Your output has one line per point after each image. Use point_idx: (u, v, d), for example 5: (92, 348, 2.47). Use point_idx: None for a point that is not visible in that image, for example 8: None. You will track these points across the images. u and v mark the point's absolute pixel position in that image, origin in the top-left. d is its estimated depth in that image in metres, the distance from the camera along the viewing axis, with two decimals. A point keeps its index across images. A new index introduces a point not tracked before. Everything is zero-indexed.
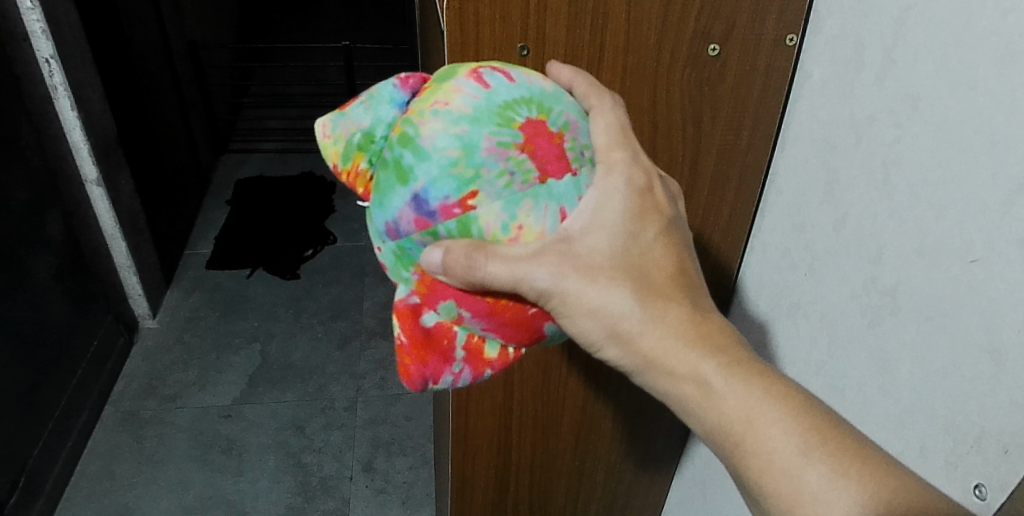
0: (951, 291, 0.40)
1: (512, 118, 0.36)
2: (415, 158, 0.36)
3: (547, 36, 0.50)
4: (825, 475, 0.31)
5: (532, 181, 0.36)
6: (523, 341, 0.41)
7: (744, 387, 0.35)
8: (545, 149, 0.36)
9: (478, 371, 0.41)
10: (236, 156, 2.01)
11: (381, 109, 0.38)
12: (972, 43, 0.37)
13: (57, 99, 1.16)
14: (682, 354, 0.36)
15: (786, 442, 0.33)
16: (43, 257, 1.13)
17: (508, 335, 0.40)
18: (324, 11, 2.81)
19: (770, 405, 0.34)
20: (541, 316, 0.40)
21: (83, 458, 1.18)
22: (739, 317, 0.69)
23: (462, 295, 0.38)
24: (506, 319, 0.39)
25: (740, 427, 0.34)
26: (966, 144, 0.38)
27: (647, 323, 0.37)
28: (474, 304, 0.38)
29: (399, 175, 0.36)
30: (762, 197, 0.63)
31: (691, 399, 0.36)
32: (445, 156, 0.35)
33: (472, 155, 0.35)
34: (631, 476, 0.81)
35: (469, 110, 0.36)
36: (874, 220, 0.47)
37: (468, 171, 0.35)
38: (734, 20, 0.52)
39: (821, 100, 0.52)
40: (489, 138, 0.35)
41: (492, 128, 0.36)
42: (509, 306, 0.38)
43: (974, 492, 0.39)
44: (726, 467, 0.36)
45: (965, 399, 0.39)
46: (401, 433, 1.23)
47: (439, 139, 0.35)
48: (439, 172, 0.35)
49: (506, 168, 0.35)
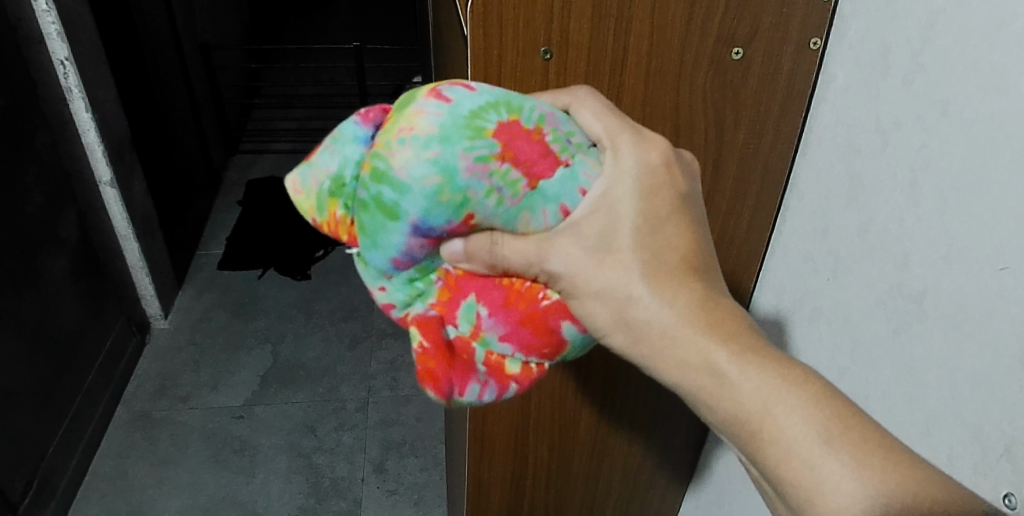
0: (982, 299, 0.39)
1: (483, 127, 0.34)
2: (396, 194, 0.34)
3: (570, 39, 0.50)
4: (841, 466, 0.30)
5: (522, 191, 0.36)
6: (546, 351, 0.40)
7: (758, 373, 0.33)
8: (526, 151, 0.36)
9: (502, 386, 0.41)
10: (247, 156, 2.02)
11: (346, 150, 0.36)
12: (1004, 48, 0.36)
13: (72, 101, 1.17)
14: (696, 343, 0.35)
15: (806, 430, 0.31)
16: (56, 257, 1.14)
17: (527, 346, 0.40)
18: (334, 12, 2.82)
19: (787, 393, 0.33)
20: (558, 311, 0.39)
21: (96, 457, 1.18)
22: (759, 318, 0.68)
23: (482, 287, 0.39)
24: (523, 314, 0.39)
25: (758, 417, 0.33)
26: (998, 148, 0.37)
27: (658, 311, 0.36)
28: (491, 293, 0.39)
29: (385, 213, 0.34)
30: (783, 200, 0.62)
31: (705, 390, 0.35)
32: (427, 185, 0.33)
33: (455, 180, 0.33)
34: (648, 478, 0.80)
35: (435, 130, 0.33)
36: (900, 226, 0.46)
37: (454, 193, 0.34)
38: (758, 24, 0.52)
39: (845, 103, 0.52)
40: (467, 157, 0.34)
41: (466, 144, 0.34)
42: (523, 292, 0.39)
43: (1004, 502, 0.38)
44: (744, 459, 0.35)
45: (994, 406, 0.39)
46: (412, 434, 1.23)
47: (415, 168, 0.33)
48: (427, 202, 0.34)
49: (493, 185, 0.35)
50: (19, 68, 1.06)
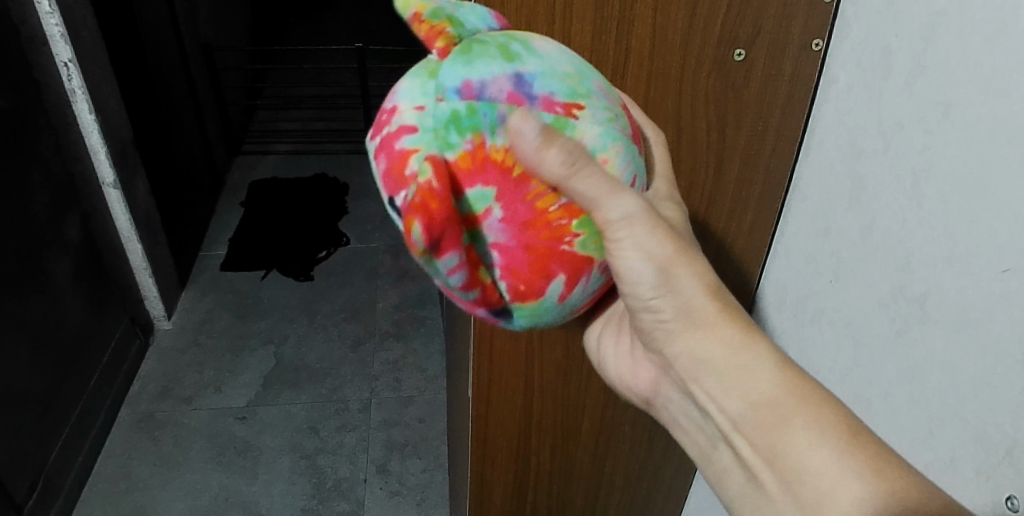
0: (984, 301, 0.39)
1: (608, 83, 0.36)
2: (526, 51, 0.32)
3: (571, 42, 0.50)
4: (866, 459, 0.32)
5: (627, 133, 0.34)
6: (519, 289, 0.32)
7: (793, 370, 0.36)
8: (630, 120, 0.36)
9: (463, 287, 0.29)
10: (250, 157, 2.03)
11: (471, 11, 0.34)
12: (1006, 50, 0.36)
13: (75, 103, 1.17)
14: (744, 327, 0.37)
15: (833, 424, 0.34)
16: (60, 258, 1.14)
17: (518, 269, 0.32)
18: (336, 13, 2.83)
19: (817, 392, 0.35)
20: (564, 259, 0.33)
21: (100, 458, 1.19)
22: (763, 318, 0.68)
23: (513, 190, 0.30)
24: (536, 243, 0.31)
25: (787, 409, 0.35)
26: (1000, 151, 0.37)
27: (710, 289, 0.37)
28: (519, 205, 0.30)
29: (504, 53, 0.31)
30: (785, 203, 0.62)
31: (741, 374, 0.36)
32: (560, 66, 0.32)
33: (584, 81, 0.33)
34: (651, 478, 0.80)
35: (573, 55, 0.35)
36: (902, 227, 0.46)
37: (582, 85, 0.32)
38: (759, 26, 0.52)
39: (847, 104, 0.52)
40: (598, 82, 0.34)
41: (598, 78, 0.35)
42: (549, 227, 0.32)
43: (1007, 505, 0.38)
44: (756, 447, 0.36)
45: (997, 409, 0.39)
46: (414, 435, 1.23)
47: (554, 54, 0.33)
48: (552, 71, 0.32)
49: (611, 108, 0.34)
50: (22, 70, 1.06)
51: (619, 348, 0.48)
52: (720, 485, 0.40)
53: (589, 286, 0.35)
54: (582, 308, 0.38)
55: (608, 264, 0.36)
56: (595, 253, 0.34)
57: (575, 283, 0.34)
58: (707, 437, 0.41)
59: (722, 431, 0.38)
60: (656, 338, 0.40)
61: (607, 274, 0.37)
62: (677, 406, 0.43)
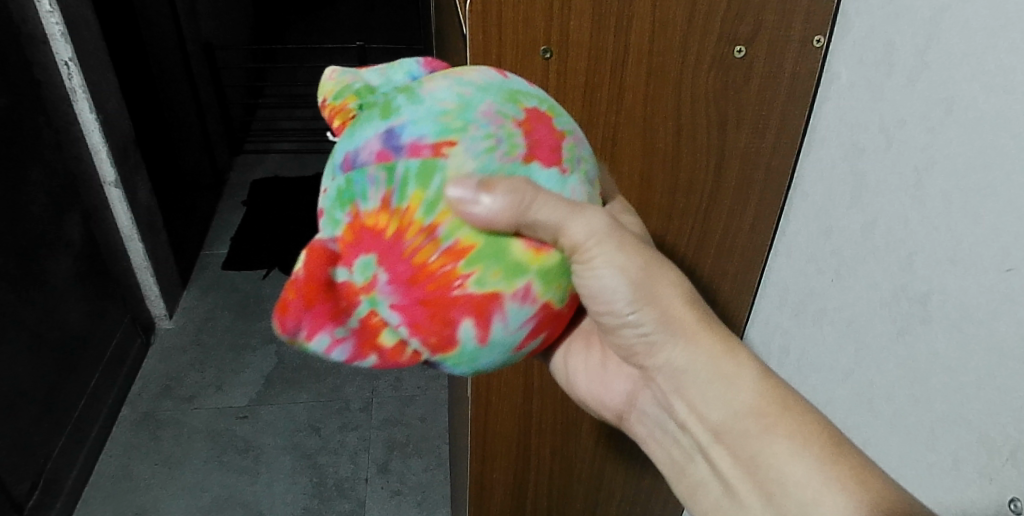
0: (988, 300, 0.39)
1: (519, 99, 0.33)
2: (407, 101, 0.32)
3: (570, 38, 0.49)
4: (849, 470, 0.33)
5: (516, 157, 0.31)
6: (432, 341, 0.32)
7: (777, 380, 0.37)
8: (542, 135, 0.32)
9: (360, 355, 0.32)
10: (252, 156, 2.02)
11: (394, 75, 0.35)
12: (1010, 46, 0.36)
13: (76, 101, 1.17)
14: (727, 338, 0.38)
15: (820, 430, 0.35)
16: (62, 257, 1.15)
17: (420, 324, 0.31)
18: (338, 11, 2.83)
19: (801, 400, 0.36)
20: (466, 303, 0.30)
21: (102, 458, 1.19)
22: (764, 318, 0.68)
23: (389, 250, 0.30)
24: (427, 296, 0.30)
25: (773, 416, 0.36)
26: (1004, 148, 0.37)
27: (689, 300, 0.38)
28: (396, 263, 0.30)
29: (383, 111, 0.32)
30: (786, 202, 0.62)
31: (729, 382, 0.37)
32: (438, 104, 0.31)
33: (466, 111, 0.31)
34: (652, 479, 0.79)
35: (480, 81, 0.33)
36: (904, 226, 0.46)
37: (458, 118, 0.31)
38: (760, 22, 0.51)
39: (849, 102, 0.52)
40: (490, 104, 0.32)
41: (497, 99, 0.32)
42: (435, 278, 0.30)
43: (1010, 507, 0.38)
44: (740, 458, 0.36)
45: (1000, 410, 0.38)
46: (416, 434, 1.23)
47: (439, 92, 0.32)
48: (425, 115, 0.31)
49: (496, 133, 0.31)
50: (22, 69, 1.06)
51: (589, 361, 0.47)
52: (692, 499, 0.40)
53: (517, 324, 0.32)
54: (528, 341, 0.34)
55: (530, 291, 0.32)
56: (504, 287, 0.31)
57: (489, 323, 0.31)
58: (684, 450, 0.41)
59: (703, 443, 0.38)
60: (636, 350, 0.40)
61: (538, 305, 0.33)
62: (649, 421, 0.43)
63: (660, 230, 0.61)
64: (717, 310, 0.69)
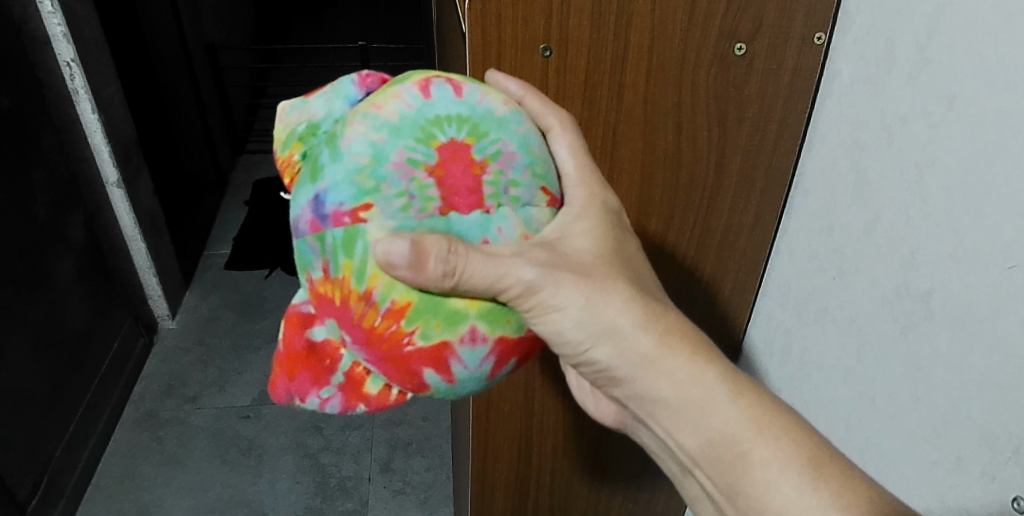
0: (990, 298, 0.38)
1: (434, 135, 0.32)
2: (329, 158, 0.32)
3: (570, 36, 0.49)
4: (830, 494, 0.31)
5: (432, 210, 0.31)
6: (408, 386, 0.34)
7: (750, 395, 0.35)
8: (457, 178, 0.32)
9: (351, 404, 0.36)
10: (254, 156, 2.03)
11: (334, 105, 0.36)
12: (1011, 43, 0.36)
13: (78, 102, 1.18)
14: (687, 353, 0.36)
15: (793, 452, 0.33)
16: (65, 257, 1.15)
17: (389, 375, 0.34)
18: (340, 11, 2.84)
19: (774, 417, 0.34)
20: (419, 359, 0.32)
21: (105, 457, 1.19)
22: (765, 316, 0.68)
23: (341, 318, 0.33)
24: (384, 354, 0.32)
25: (745, 440, 0.34)
26: (1006, 144, 0.36)
27: (645, 323, 0.36)
28: (350, 329, 0.32)
29: (311, 173, 0.33)
30: (788, 199, 0.61)
31: (695, 410, 0.35)
32: (353, 161, 0.31)
33: (379, 167, 0.31)
34: (655, 475, 0.79)
35: (395, 118, 0.32)
36: (906, 223, 0.45)
37: (370, 180, 0.31)
38: (760, 20, 0.51)
39: (851, 99, 0.51)
40: (401, 153, 0.31)
41: (409, 143, 0.32)
42: (384, 337, 0.32)
43: (1014, 505, 0.38)
44: (720, 482, 0.35)
45: (1002, 407, 0.38)
46: (418, 434, 1.23)
47: (356, 143, 0.32)
48: (342, 176, 0.31)
49: (408, 190, 0.31)
50: (24, 70, 1.06)
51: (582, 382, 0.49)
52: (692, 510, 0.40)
53: (476, 363, 0.33)
54: (500, 369, 0.35)
55: (477, 333, 0.33)
56: (450, 336, 0.32)
57: (447, 367, 0.33)
58: (672, 463, 0.40)
59: (683, 463, 0.38)
60: (599, 380, 0.40)
61: (491, 343, 0.34)
62: (637, 432, 0.43)
63: (661, 230, 0.61)
64: (719, 307, 0.69)
